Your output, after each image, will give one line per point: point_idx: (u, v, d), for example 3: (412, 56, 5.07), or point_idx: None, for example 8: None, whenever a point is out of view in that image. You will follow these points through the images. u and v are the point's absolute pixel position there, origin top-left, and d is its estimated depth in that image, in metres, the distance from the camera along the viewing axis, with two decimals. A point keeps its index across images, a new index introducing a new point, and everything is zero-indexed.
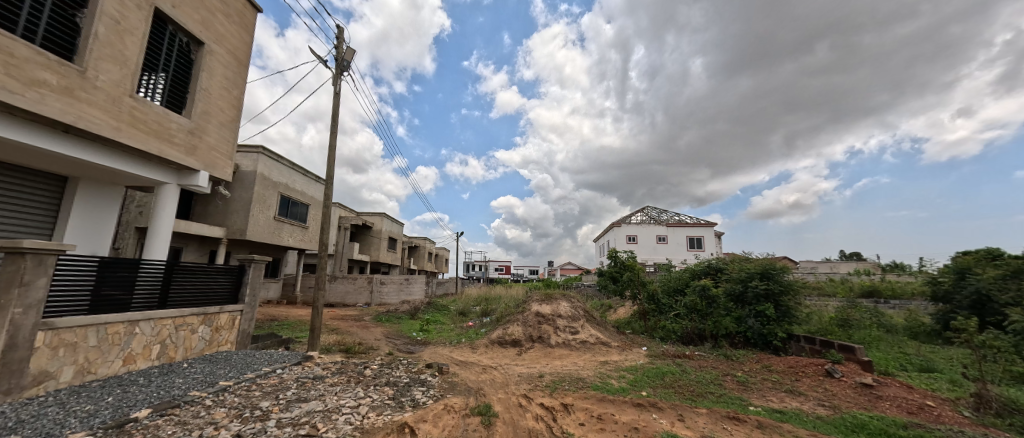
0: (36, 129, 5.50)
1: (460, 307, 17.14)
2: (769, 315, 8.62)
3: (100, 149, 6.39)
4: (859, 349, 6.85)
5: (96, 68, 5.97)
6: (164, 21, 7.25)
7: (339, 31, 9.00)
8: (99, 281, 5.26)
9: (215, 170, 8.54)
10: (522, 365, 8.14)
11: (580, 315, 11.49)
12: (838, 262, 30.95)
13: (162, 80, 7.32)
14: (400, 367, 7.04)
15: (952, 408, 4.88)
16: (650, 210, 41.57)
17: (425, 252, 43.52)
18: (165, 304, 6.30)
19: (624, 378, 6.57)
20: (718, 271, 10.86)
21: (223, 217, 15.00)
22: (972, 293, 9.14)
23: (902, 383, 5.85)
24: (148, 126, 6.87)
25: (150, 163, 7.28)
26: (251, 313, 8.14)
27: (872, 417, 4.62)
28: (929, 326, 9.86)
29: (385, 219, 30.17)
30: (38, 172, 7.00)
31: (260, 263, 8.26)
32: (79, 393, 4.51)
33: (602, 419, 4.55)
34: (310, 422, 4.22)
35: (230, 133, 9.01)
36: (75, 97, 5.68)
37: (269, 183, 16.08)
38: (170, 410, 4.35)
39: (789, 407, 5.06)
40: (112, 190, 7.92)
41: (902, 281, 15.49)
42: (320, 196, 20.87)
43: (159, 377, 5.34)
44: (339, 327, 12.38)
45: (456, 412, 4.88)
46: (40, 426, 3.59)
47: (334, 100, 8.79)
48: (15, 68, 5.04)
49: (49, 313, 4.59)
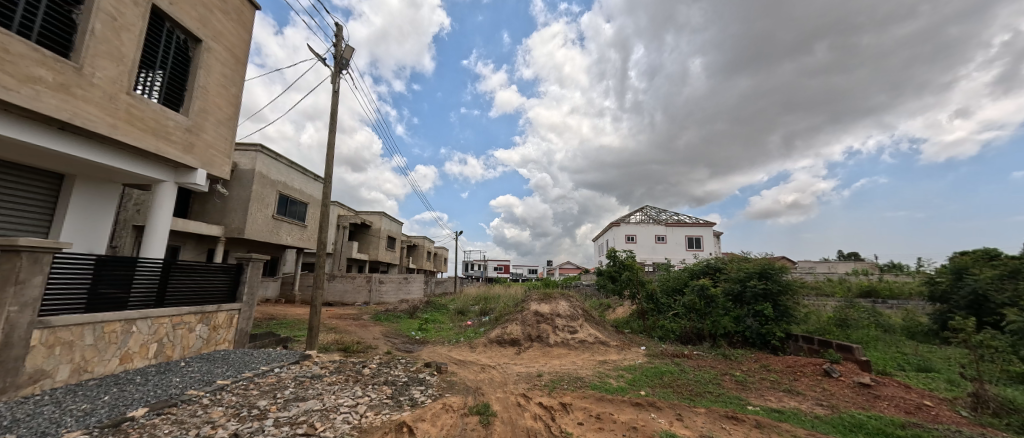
0: (31, 126, 5.46)
1: (459, 307, 17.13)
2: (767, 315, 8.64)
3: (97, 147, 6.35)
4: (857, 348, 6.86)
5: (92, 64, 5.93)
6: (161, 18, 7.21)
7: (338, 29, 8.96)
8: (95, 279, 5.23)
9: (213, 168, 8.50)
10: (521, 365, 8.13)
11: (579, 314, 11.49)
12: (837, 262, 31.00)
13: (160, 77, 7.28)
14: (399, 366, 7.02)
15: (949, 407, 4.89)
16: (650, 210, 41.61)
17: (424, 251, 43.49)
18: (162, 303, 6.27)
19: (623, 377, 6.57)
20: (716, 270, 10.86)
21: (221, 215, 14.96)
22: (969, 293, 9.15)
23: (900, 383, 5.86)
24: (145, 123, 6.83)
25: (147, 160, 7.24)
26: (248, 312, 8.11)
27: (869, 416, 4.63)
28: (926, 326, 9.90)
29: (383, 217, 30.10)
30: (36, 169, 6.97)
31: (258, 261, 8.23)
32: (75, 392, 4.48)
33: (601, 419, 4.54)
34: (307, 421, 4.20)
35: (228, 131, 8.97)
36: (70, 93, 5.63)
37: (267, 181, 16.05)
38: (166, 409, 4.33)
39: (786, 407, 5.07)
40: (109, 187, 7.89)
41: (900, 281, 15.56)
42: (319, 194, 20.82)
43: (156, 376, 5.31)
44: (337, 327, 12.35)
45: (454, 411, 4.88)
46: (36, 425, 3.56)
47: (333, 98, 8.75)
48: (9, 65, 4.99)
49: (44, 311, 4.56)
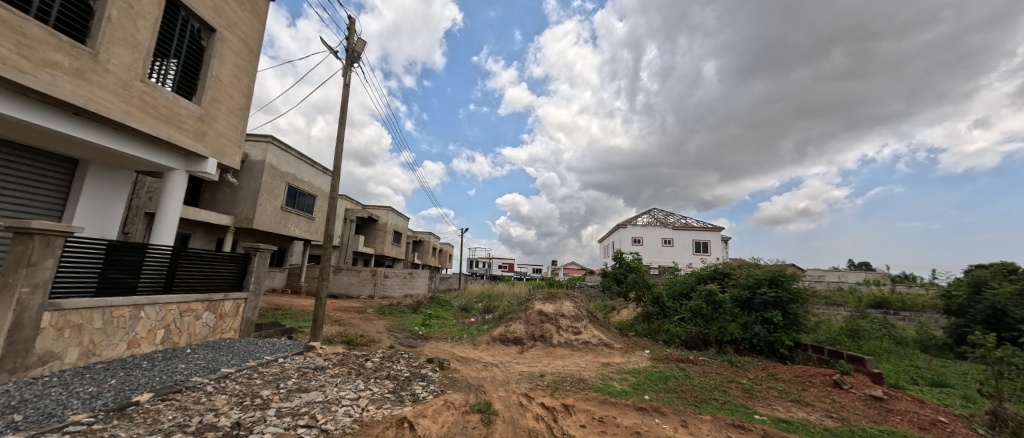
0: (48, 109, 5.52)
1: (462, 304, 17.05)
2: (776, 323, 8.45)
3: (110, 132, 6.40)
4: (868, 360, 6.72)
5: (108, 51, 5.98)
6: (176, 6, 7.26)
7: (351, 21, 8.94)
8: (106, 264, 5.29)
9: (223, 157, 8.57)
10: (523, 364, 8.09)
11: (583, 315, 11.40)
12: (847, 271, 30.35)
13: (173, 66, 7.34)
14: (401, 361, 7.02)
15: (966, 425, 4.74)
16: (657, 213, 41.52)
17: (429, 247, 43.66)
18: (170, 289, 6.32)
19: (626, 380, 6.49)
20: (724, 276, 10.59)
21: (230, 205, 15.13)
22: (986, 308, 8.86)
23: (913, 397, 5.72)
24: (158, 111, 6.90)
25: (161, 147, 7.33)
26: (255, 301, 8.17)
27: (881, 431, 4.49)
28: (940, 340, 9.71)
29: (390, 212, 30.24)
30: (33, 148, 6.85)
31: (265, 252, 8.25)
32: (83, 374, 4.54)
33: (603, 423, 4.45)
34: (309, 413, 4.20)
35: (239, 121, 9.03)
36: (85, 79, 5.68)
37: (278, 173, 16.20)
38: (171, 395, 4.35)
39: (795, 417, 4.95)
40: (121, 174, 7.98)
41: (912, 293, 15.22)
42: (327, 187, 20.91)
43: (162, 362, 5.36)
44: (341, 319, 12.40)
45: (455, 408, 4.83)
46: (43, 406, 3.60)
47: (343, 91, 8.78)
48: (27, 49, 5.05)
49: (55, 293, 4.62)
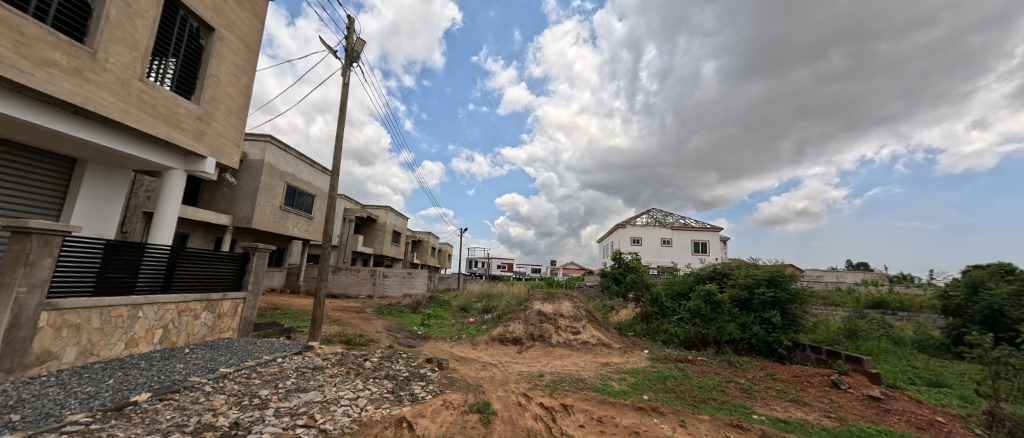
0: (46, 108, 5.50)
1: (461, 303, 17.04)
2: (775, 323, 8.47)
3: (108, 131, 6.38)
4: (866, 360, 6.73)
5: (106, 50, 5.96)
6: (175, 5, 7.24)
7: (350, 21, 8.92)
8: (104, 264, 5.28)
9: (222, 157, 8.55)
10: (522, 364, 8.09)
11: (582, 315, 11.41)
12: (846, 272, 30.41)
13: (172, 65, 7.32)
14: (400, 361, 7.02)
15: (964, 425, 4.76)
16: (656, 213, 41.58)
17: (429, 247, 43.62)
18: (168, 288, 6.31)
19: (625, 380, 6.50)
20: (722, 276, 10.60)
21: (229, 204, 15.10)
22: (983, 308, 8.89)
23: (911, 397, 5.74)
24: (157, 110, 6.89)
25: (159, 147, 7.31)
26: (253, 301, 8.15)
27: (879, 431, 4.51)
28: (938, 340, 9.74)
29: (390, 212, 30.21)
30: (31, 148, 6.83)
31: (264, 251, 8.23)
32: (81, 374, 4.53)
33: (602, 422, 4.46)
34: (308, 413, 4.19)
35: (238, 120, 9.01)
36: (83, 78, 5.66)
37: (277, 173, 16.17)
38: (169, 394, 4.34)
39: (793, 417, 4.96)
40: (119, 173, 7.96)
41: (910, 293, 15.27)
42: (326, 186, 20.88)
43: (161, 361, 5.35)
44: (340, 319, 12.38)
45: (454, 408, 4.83)
46: (40, 406, 3.58)
47: (342, 90, 8.77)
48: (25, 47, 5.04)
49: (53, 293, 4.61)
